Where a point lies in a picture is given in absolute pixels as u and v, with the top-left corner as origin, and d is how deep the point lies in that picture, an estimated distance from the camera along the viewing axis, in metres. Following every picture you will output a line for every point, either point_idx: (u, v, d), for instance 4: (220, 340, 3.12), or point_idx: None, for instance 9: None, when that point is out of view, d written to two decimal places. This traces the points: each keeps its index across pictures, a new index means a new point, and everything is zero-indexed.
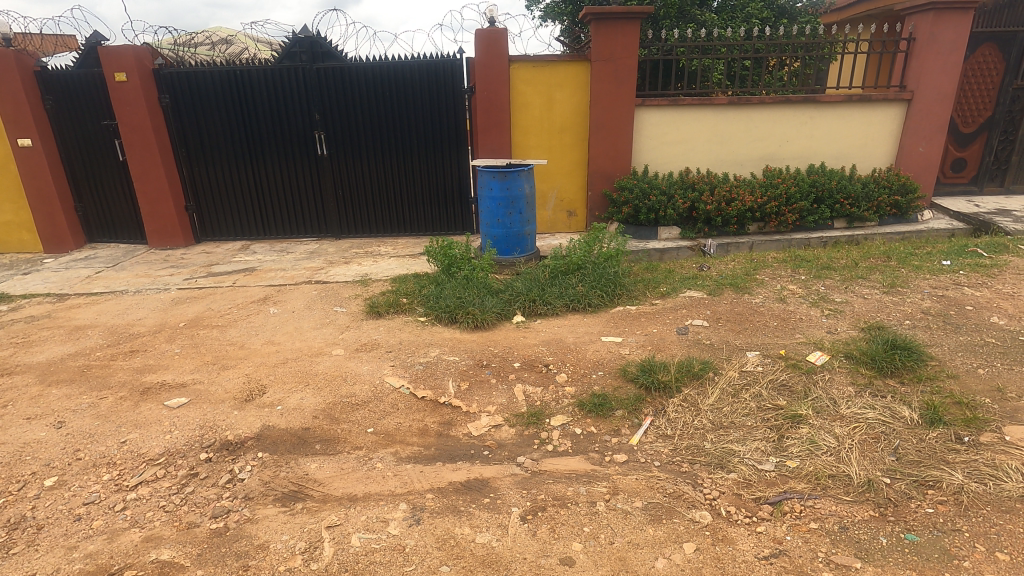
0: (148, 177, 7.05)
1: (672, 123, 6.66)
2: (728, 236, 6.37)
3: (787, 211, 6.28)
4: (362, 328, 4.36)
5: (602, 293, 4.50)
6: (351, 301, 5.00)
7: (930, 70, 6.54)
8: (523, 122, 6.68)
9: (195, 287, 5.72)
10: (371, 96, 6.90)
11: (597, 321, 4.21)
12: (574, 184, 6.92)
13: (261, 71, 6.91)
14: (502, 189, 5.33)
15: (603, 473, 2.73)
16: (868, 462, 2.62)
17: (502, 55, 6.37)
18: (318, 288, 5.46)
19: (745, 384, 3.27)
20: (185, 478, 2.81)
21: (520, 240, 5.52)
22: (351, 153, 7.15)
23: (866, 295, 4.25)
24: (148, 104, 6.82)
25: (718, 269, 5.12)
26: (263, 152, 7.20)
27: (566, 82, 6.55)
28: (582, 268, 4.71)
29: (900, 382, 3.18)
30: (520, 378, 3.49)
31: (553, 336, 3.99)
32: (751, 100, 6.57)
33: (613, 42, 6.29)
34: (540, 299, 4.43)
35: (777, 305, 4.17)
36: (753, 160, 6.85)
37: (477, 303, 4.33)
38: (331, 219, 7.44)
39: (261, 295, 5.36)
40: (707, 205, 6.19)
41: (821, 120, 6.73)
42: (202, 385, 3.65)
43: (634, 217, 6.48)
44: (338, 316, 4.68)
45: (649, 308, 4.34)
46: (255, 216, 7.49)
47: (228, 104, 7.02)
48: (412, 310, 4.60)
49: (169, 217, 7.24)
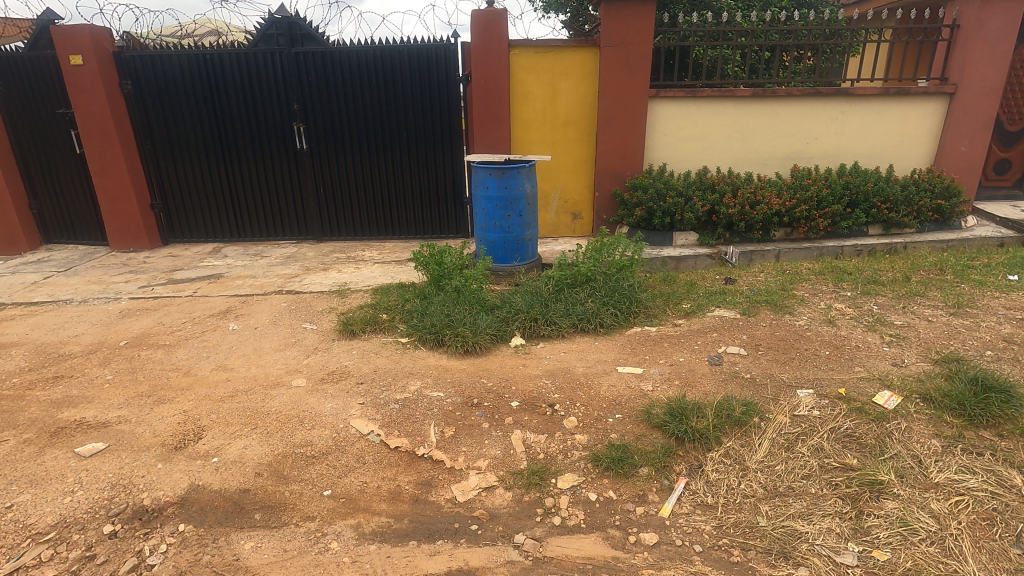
0: (108, 171, 6.37)
1: (689, 116, 6.00)
2: (752, 243, 5.71)
3: (819, 216, 5.61)
4: (331, 352, 3.67)
5: (616, 312, 3.84)
6: (323, 317, 4.31)
7: (976, 60, 5.89)
8: (524, 115, 6.01)
9: (150, 297, 5.03)
10: (356, 84, 6.24)
11: (611, 346, 3.53)
12: (580, 184, 6.25)
13: (234, 55, 6.24)
14: (499, 188, 4.66)
15: (629, 565, 2.08)
16: (985, 557, 2.02)
17: (501, 39, 5.70)
18: (288, 300, 4.77)
19: (800, 435, 2.63)
20: (76, 565, 2.13)
21: (519, 246, 4.85)
22: (334, 147, 6.47)
23: (931, 318, 3.56)
24: (108, 91, 6.14)
25: (748, 283, 4.44)
26: (236, 145, 6.52)
27: (572, 70, 5.88)
28: (591, 281, 4.03)
29: (998, 436, 2.52)
30: (519, 423, 2.79)
31: (559, 365, 3.31)
32: (777, 91, 5.91)
33: (625, 26, 5.65)
34: (543, 318, 3.75)
35: (827, 329, 3.47)
36: (777, 159, 6.19)
37: (467, 323, 3.65)
38: (312, 220, 6.77)
39: (222, 308, 4.67)
40: (729, 207, 5.55)
41: (853, 115, 6.07)
42: (128, 426, 2.96)
43: (647, 221, 5.83)
44: (306, 335, 3.99)
45: (673, 331, 3.65)
46: (228, 215, 6.80)
47: (197, 93, 6.36)
48: (392, 329, 3.92)
49: (132, 217, 6.55)
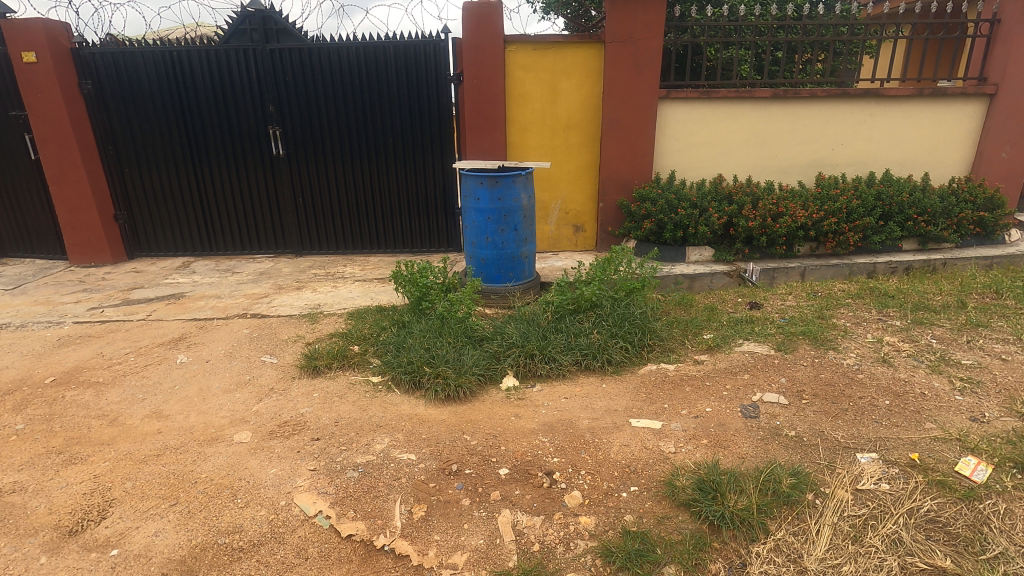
0: (65, 179, 5.81)
1: (703, 119, 5.44)
2: (774, 259, 5.13)
3: (848, 229, 5.04)
4: (288, 395, 3.08)
5: (626, 347, 3.25)
6: (286, 349, 3.72)
7: (1020, 58, 5.32)
8: (521, 117, 5.45)
9: (97, 321, 4.45)
10: (338, 84, 5.71)
11: (621, 391, 2.94)
12: (582, 193, 5.68)
13: (204, 52, 5.70)
14: (491, 199, 4.10)
15: None
16: None
17: (496, 34, 5.16)
18: (251, 326, 4.19)
19: (869, 520, 2.05)
20: None
21: (514, 265, 4.27)
22: (313, 152, 5.92)
23: (1004, 357, 2.98)
24: (64, 92, 5.59)
25: (777, 308, 3.85)
26: (206, 150, 5.97)
27: (574, 69, 5.33)
28: (597, 307, 3.45)
29: None
30: (508, 500, 2.20)
31: (559, 416, 2.72)
32: (800, 92, 5.36)
33: (633, 21, 5.12)
34: (540, 353, 3.16)
35: (883, 370, 2.87)
36: (799, 166, 5.62)
37: (450, 360, 3.07)
38: (289, 232, 6.20)
39: (175, 335, 4.09)
40: (749, 220, 4.97)
41: (884, 118, 5.51)
42: (21, 497, 2.37)
43: (657, 234, 5.26)
44: (263, 372, 3.40)
45: (695, 370, 3.06)
46: (198, 227, 6.24)
47: (164, 93, 5.82)
48: (363, 365, 3.34)
49: (93, 228, 5.99)
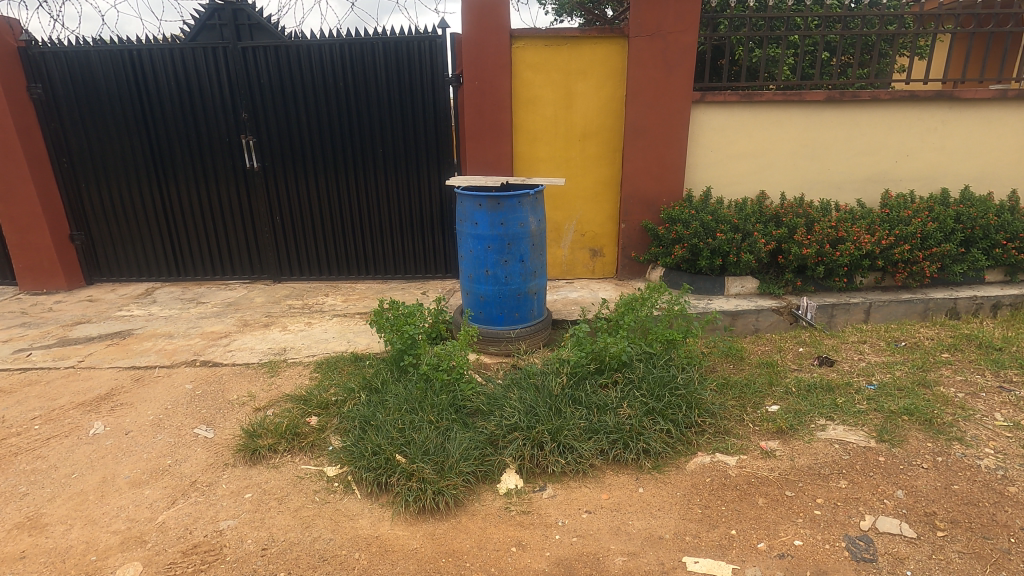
0: (12, 195, 5.10)
1: (744, 126, 4.62)
2: (833, 292, 4.27)
3: (924, 258, 4.18)
4: (213, 495, 2.28)
5: (667, 429, 2.41)
6: (230, 415, 2.93)
7: None
8: (530, 124, 4.67)
9: (16, 368, 3.69)
10: (319, 87, 4.97)
11: (667, 500, 2.11)
12: (601, 212, 4.87)
13: (168, 51, 4.99)
14: (492, 224, 3.29)
15: None
16: None
17: (501, 27, 4.39)
18: (198, 379, 3.41)
19: None
20: None
21: (520, 303, 3.46)
22: (292, 164, 5.17)
23: None
24: (10, 96, 4.90)
25: (857, 367, 3.00)
26: (172, 162, 5.25)
27: (592, 68, 4.54)
28: (627, 368, 2.62)
29: None
30: None
31: (578, 549, 1.89)
32: (860, 95, 4.52)
33: (662, 11, 4.33)
34: (552, 439, 2.34)
35: None
36: (856, 182, 4.78)
37: (431, 450, 2.26)
38: (267, 255, 5.45)
39: (102, 390, 3.32)
40: (803, 246, 4.12)
41: (958, 125, 4.66)
42: None
43: (690, 262, 4.41)
44: (192, 452, 2.61)
45: (767, 470, 2.20)
46: (165, 249, 5.51)
47: (124, 98, 5.12)
48: (320, 447, 2.54)
49: (44, 251, 5.27)
